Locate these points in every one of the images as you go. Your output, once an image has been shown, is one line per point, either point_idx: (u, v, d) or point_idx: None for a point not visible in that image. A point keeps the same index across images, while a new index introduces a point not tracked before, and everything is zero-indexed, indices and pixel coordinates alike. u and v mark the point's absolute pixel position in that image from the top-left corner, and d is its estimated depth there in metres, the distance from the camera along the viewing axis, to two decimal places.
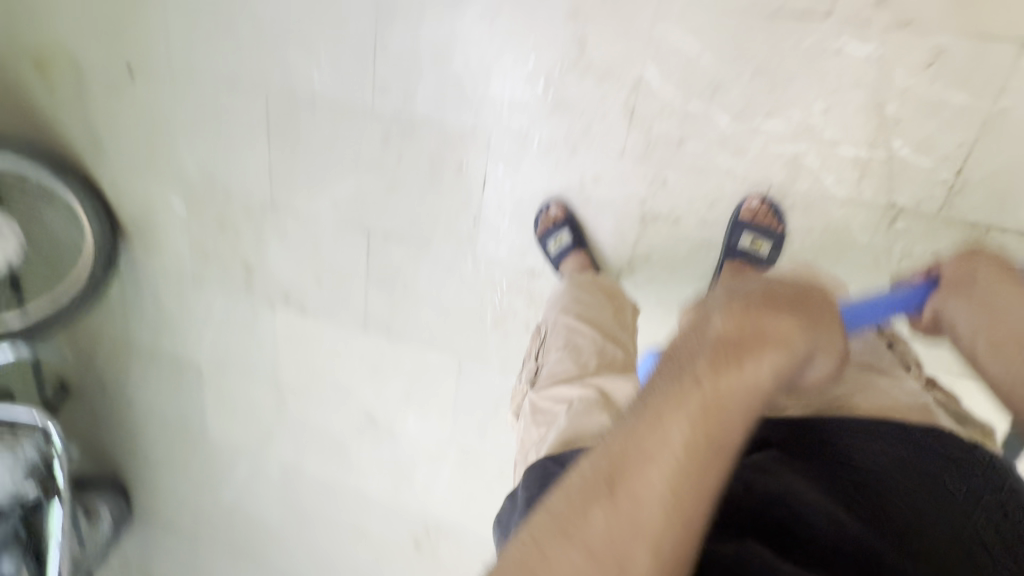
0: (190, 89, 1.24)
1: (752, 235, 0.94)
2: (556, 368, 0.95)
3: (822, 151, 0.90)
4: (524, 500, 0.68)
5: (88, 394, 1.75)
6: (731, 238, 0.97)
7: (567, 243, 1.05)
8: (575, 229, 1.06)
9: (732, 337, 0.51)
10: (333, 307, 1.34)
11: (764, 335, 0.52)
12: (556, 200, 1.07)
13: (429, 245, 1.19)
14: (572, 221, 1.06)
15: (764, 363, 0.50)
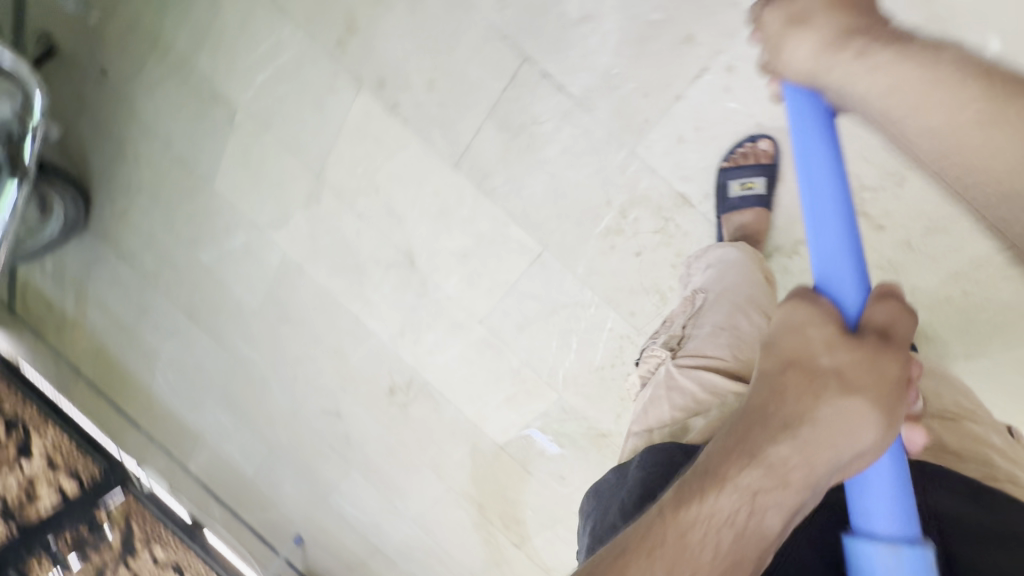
0: None
1: None
2: (705, 342, 0.76)
3: None
4: (632, 481, 0.60)
5: (82, 75, 1.43)
6: None
7: (756, 193, 0.92)
8: (771, 181, 0.92)
9: (723, 472, 0.44)
10: (431, 123, 1.11)
11: (761, 448, 0.43)
12: (769, 137, 0.91)
13: (588, 112, 0.98)
14: (771, 171, 0.92)
15: (757, 476, 0.43)
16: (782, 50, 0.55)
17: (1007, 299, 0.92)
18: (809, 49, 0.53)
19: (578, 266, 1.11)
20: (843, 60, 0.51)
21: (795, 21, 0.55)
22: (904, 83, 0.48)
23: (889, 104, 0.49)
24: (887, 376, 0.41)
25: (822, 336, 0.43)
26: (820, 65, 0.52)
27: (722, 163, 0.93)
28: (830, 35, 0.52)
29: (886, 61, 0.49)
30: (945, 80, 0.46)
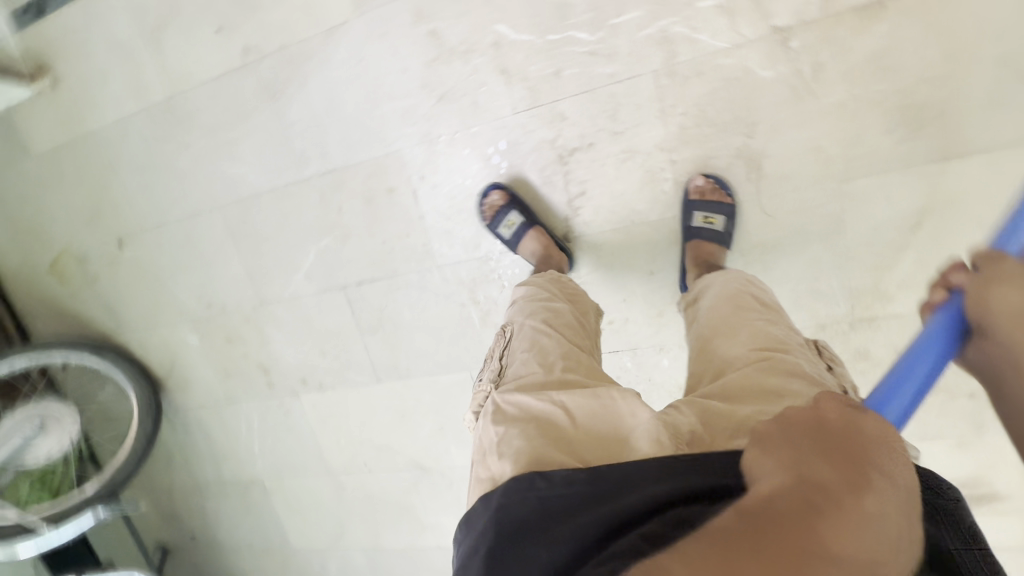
0: (166, 234, 1.39)
1: (704, 212, 0.95)
2: (522, 364, 0.76)
3: (683, 16, 0.91)
4: (497, 504, 0.55)
5: (186, 550, 1.84)
6: (686, 219, 0.98)
7: (520, 224, 1.06)
8: (522, 208, 1.07)
9: (819, 517, 0.37)
10: (344, 371, 1.39)
11: (854, 517, 0.37)
12: (497, 186, 1.09)
13: (397, 274, 1.24)
14: (517, 202, 1.08)
15: (840, 541, 0.36)
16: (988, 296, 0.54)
17: None
18: (1019, 302, 0.51)
19: None
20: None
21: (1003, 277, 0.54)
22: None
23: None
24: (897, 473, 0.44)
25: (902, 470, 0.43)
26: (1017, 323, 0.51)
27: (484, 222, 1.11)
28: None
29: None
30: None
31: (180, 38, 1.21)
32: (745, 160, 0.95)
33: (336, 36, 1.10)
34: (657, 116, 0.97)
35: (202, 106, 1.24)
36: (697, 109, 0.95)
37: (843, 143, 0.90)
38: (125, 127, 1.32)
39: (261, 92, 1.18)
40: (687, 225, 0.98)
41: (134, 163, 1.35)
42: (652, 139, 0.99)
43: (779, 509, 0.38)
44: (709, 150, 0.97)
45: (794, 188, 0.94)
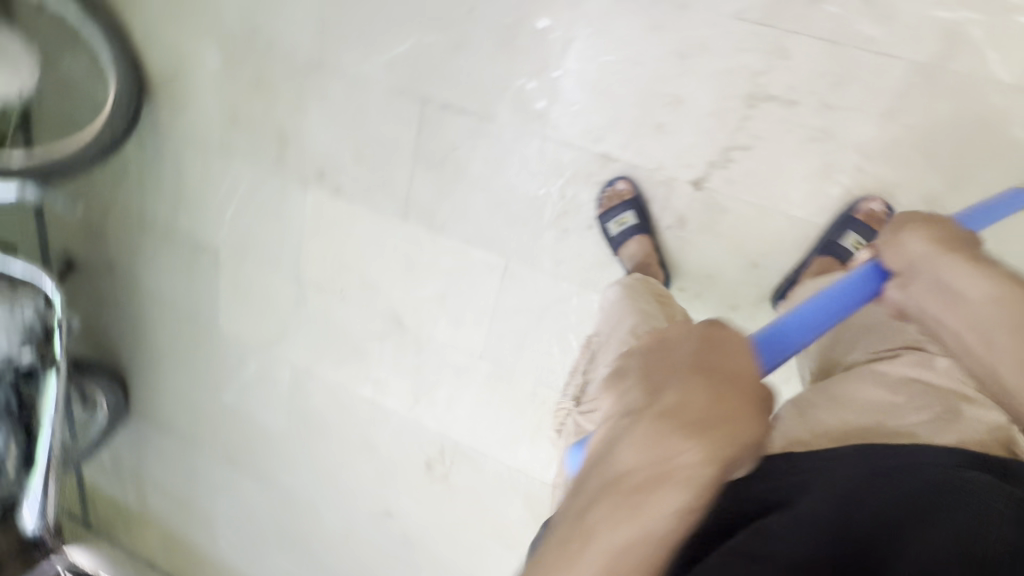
0: None
1: (858, 237, 0.89)
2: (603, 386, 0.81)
3: (990, 20, 0.76)
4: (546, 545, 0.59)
5: (95, 275, 1.64)
6: (834, 234, 0.91)
7: (632, 224, 0.98)
8: (641, 211, 0.98)
9: (672, 433, 0.42)
10: (372, 189, 1.21)
11: (681, 429, 0.42)
12: (623, 178, 1.00)
13: (493, 119, 1.06)
14: (638, 202, 0.99)
15: (678, 449, 0.41)
16: (895, 241, 0.64)
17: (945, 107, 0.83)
18: (920, 243, 0.62)
19: (543, 263, 1.12)
20: (947, 258, 0.61)
21: (908, 224, 0.64)
22: (976, 301, 0.58)
23: (951, 296, 0.60)
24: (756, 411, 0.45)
25: (736, 350, 0.47)
26: (919, 258, 0.62)
27: (597, 211, 1.03)
28: (939, 242, 0.62)
29: (970, 275, 0.59)
30: (1016, 304, 0.57)
31: None
32: (928, 208, 0.86)
33: None
34: (881, 113, 0.83)
35: None
36: (925, 129, 0.82)
37: None
38: None
39: None
40: (832, 238, 0.92)
41: None
42: (857, 133, 0.85)
43: (625, 477, 0.43)
44: (902, 180, 0.86)
45: None
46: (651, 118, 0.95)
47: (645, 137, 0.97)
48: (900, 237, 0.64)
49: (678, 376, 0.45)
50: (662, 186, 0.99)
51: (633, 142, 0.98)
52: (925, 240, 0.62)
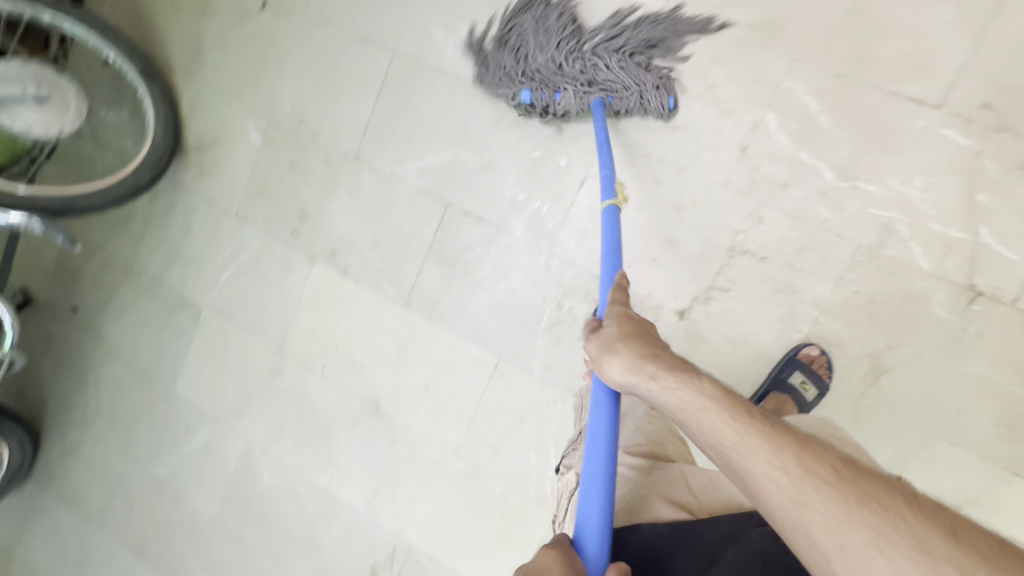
0: (318, 33, 1.27)
1: (803, 377, 1.00)
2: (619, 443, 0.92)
3: (913, 222, 0.98)
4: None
5: (52, 315, 1.55)
6: (781, 371, 1.02)
7: None
8: None
9: None
10: (379, 274, 1.27)
11: None
12: None
13: (507, 231, 1.18)
14: None
15: None
16: (606, 363, 0.72)
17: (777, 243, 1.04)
18: (621, 365, 0.69)
19: (533, 366, 1.19)
20: (642, 380, 0.67)
21: (613, 343, 0.72)
22: (686, 407, 0.61)
23: (687, 413, 0.61)
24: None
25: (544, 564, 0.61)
26: (634, 375, 0.68)
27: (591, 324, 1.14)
28: (634, 352, 0.70)
29: (675, 384, 0.63)
30: (716, 412, 0.59)
31: None
32: (872, 362, 1.01)
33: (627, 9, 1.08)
34: (833, 278, 1.01)
35: None
36: (867, 297, 1.00)
37: (952, 407, 0.98)
38: None
39: None
40: (779, 376, 1.02)
41: None
42: (814, 291, 1.03)
43: None
44: (850, 335, 1.02)
45: (891, 411, 1.00)
46: (646, 252, 1.11)
47: (639, 267, 1.11)
48: (606, 361, 0.72)
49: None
50: (651, 311, 1.11)
51: (630, 269, 1.12)
52: (625, 355, 0.70)
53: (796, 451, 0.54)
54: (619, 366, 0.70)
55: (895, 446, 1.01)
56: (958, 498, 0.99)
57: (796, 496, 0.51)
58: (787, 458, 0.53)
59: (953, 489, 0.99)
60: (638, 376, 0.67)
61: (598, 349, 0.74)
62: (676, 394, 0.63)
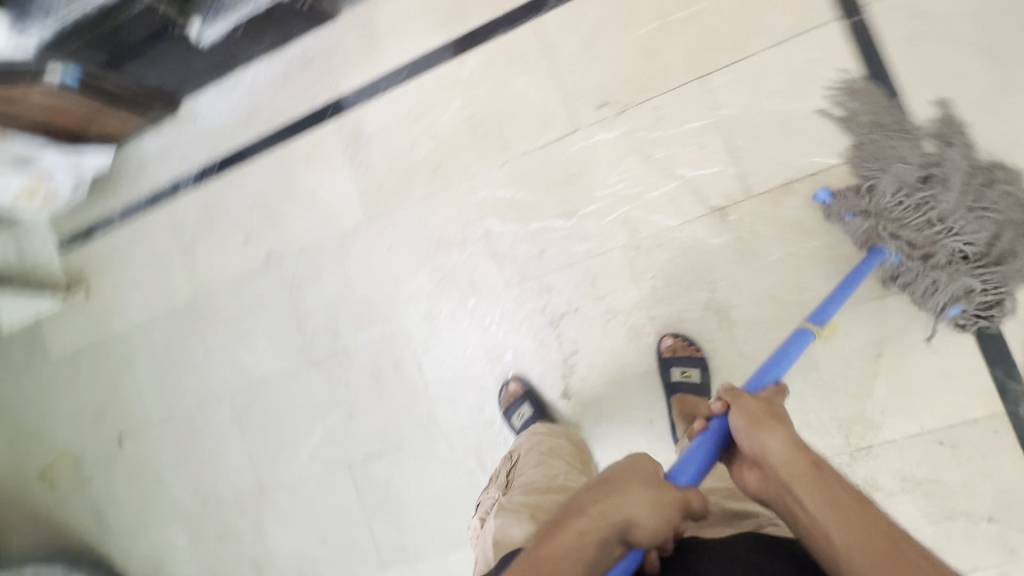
0: (172, 426, 1.42)
1: (680, 368, 1.05)
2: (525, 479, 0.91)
3: (638, 203, 1.12)
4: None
5: None
6: (664, 376, 1.07)
7: (530, 415, 1.13)
8: (535, 401, 1.14)
9: (588, 506, 0.61)
10: (345, 561, 1.30)
11: (602, 500, 0.62)
12: (514, 377, 1.18)
13: (403, 445, 1.26)
14: (531, 394, 1.16)
15: (594, 504, 0.62)
16: (754, 436, 0.66)
17: (589, 285, 1.14)
18: (779, 438, 0.65)
19: None
20: (796, 455, 0.62)
21: (767, 416, 0.68)
22: (841, 505, 0.56)
23: (843, 509, 0.56)
24: (675, 502, 0.62)
25: (646, 474, 0.65)
26: (784, 460, 0.62)
27: (500, 408, 1.18)
28: (790, 438, 0.65)
29: (840, 480, 0.59)
30: (869, 524, 0.54)
31: (210, 248, 1.38)
32: (714, 310, 1.08)
33: (348, 238, 1.28)
34: (631, 281, 1.12)
35: (225, 302, 1.37)
36: (663, 272, 1.11)
37: (793, 290, 1.05)
38: (150, 328, 1.42)
39: (280, 288, 1.33)
40: (667, 381, 1.07)
41: (151, 360, 1.43)
42: (630, 300, 1.12)
43: (569, 514, 0.61)
44: (681, 306, 1.10)
45: (762, 331, 1.06)
46: (503, 374, 1.20)
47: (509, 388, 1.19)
48: (755, 432, 0.67)
49: (615, 473, 0.66)
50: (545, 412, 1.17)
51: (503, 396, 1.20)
52: (784, 432, 0.65)
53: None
54: (766, 435, 0.66)
55: (791, 350, 1.05)
56: (870, 346, 1.02)
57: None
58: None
59: (859, 344, 1.02)
60: (798, 454, 0.63)
61: (751, 409, 0.70)
62: (834, 486, 0.59)
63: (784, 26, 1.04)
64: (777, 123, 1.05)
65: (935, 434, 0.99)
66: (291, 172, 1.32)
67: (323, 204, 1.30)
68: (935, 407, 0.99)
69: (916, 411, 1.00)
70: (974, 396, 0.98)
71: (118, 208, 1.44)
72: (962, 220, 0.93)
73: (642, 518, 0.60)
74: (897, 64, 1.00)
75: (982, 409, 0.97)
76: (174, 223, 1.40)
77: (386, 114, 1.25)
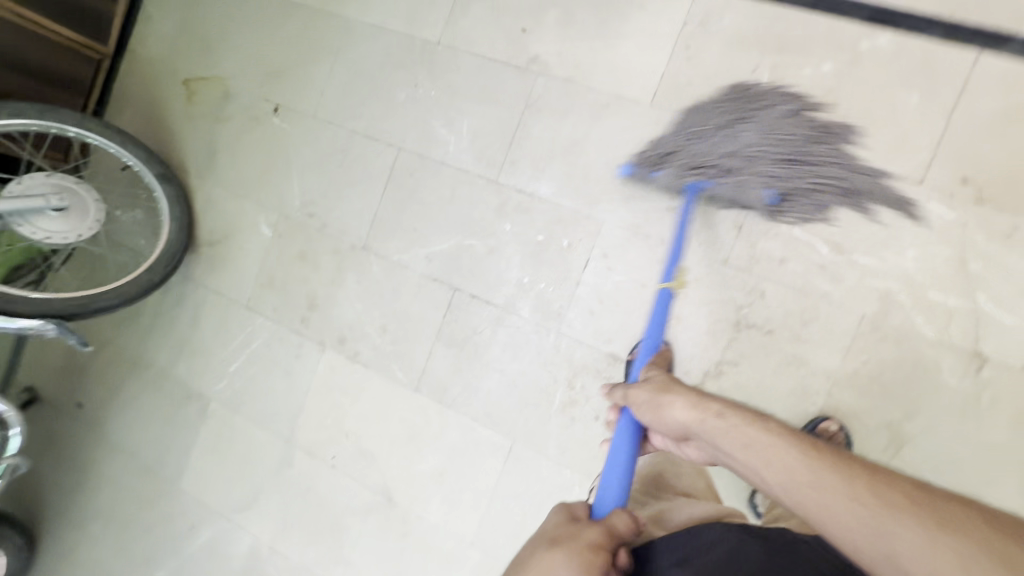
0: (328, 134, 1.36)
1: None
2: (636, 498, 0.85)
3: (912, 292, 1.00)
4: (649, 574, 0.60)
5: (54, 413, 1.53)
6: None
7: None
8: None
9: None
10: (388, 360, 1.28)
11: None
12: (662, 339, 1.11)
13: (515, 312, 1.21)
14: None
15: None
16: (665, 416, 0.75)
17: (800, 322, 1.05)
18: (684, 410, 0.73)
19: (548, 448, 1.17)
20: (705, 419, 0.70)
21: (669, 389, 0.77)
22: (753, 443, 0.62)
23: (753, 447, 0.62)
24: (592, 542, 0.58)
25: (554, 530, 0.62)
26: (697, 421, 0.71)
27: (628, 355, 1.13)
28: (691, 397, 0.74)
29: (738, 419, 0.66)
30: (784, 446, 0.60)
31: (485, 11, 1.25)
32: (891, 433, 1.00)
33: (616, 105, 1.16)
34: (841, 349, 1.03)
35: (460, 69, 1.26)
36: (876, 366, 1.01)
37: (979, 475, 0.96)
38: (376, 37, 1.33)
39: (519, 97, 1.22)
40: None
41: (354, 65, 1.34)
42: (825, 364, 1.03)
43: None
44: (865, 406, 1.01)
45: (918, 486, 0.98)
46: None
47: None
48: (663, 409, 0.76)
49: (526, 548, 0.61)
50: None
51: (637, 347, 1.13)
52: (684, 401, 0.73)
53: (869, 478, 0.53)
54: (672, 409, 0.74)
55: None
56: None
57: (878, 520, 0.50)
58: (866, 490, 0.53)
59: None
60: (702, 412, 0.70)
61: (647, 395, 0.79)
62: (739, 430, 0.65)
63: None
64: None
65: None
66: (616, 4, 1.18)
67: (619, 53, 1.17)
68: None
69: None
70: None
71: None
72: (758, 125, 1.04)
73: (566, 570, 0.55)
74: None
75: None
76: None
77: (751, 22, 1.10)
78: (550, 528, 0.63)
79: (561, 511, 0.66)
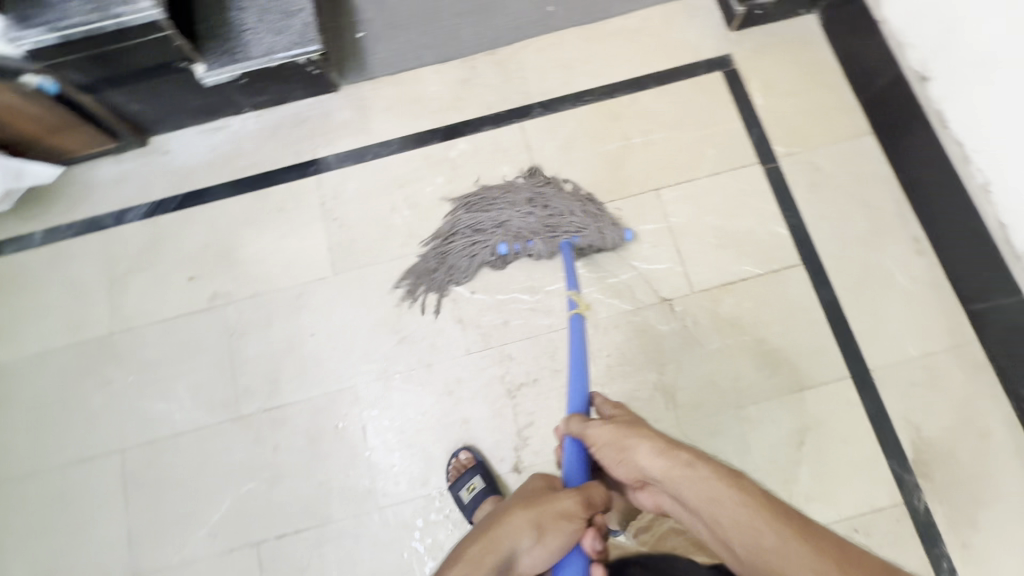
0: (31, 487, 1.16)
1: None
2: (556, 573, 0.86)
3: (598, 287, 1.23)
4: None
5: None
6: None
7: (482, 487, 1.08)
8: (486, 473, 1.10)
9: (495, 519, 0.74)
10: None
11: (507, 513, 0.74)
12: (465, 447, 1.15)
13: (329, 520, 1.12)
14: (483, 466, 1.12)
15: (497, 520, 0.74)
16: (632, 459, 0.73)
17: (550, 357, 1.19)
18: (650, 455, 0.70)
19: None
20: (671, 468, 0.68)
21: (629, 434, 0.75)
22: (719, 506, 0.61)
23: (718, 508, 0.61)
24: (568, 498, 0.78)
25: (539, 490, 0.81)
26: (663, 470, 0.68)
27: (448, 483, 1.12)
28: (658, 444, 0.71)
29: (708, 474, 0.64)
30: (753, 512, 0.58)
31: (145, 282, 1.27)
32: (661, 392, 1.16)
33: (307, 290, 1.25)
34: (588, 357, 1.19)
35: (148, 342, 1.23)
36: (618, 351, 1.19)
37: (729, 376, 1.17)
38: (41, 363, 1.23)
39: (220, 332, 1.23)
40: None
41: (30, 402, 1.21)
42: None
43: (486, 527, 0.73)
44: (633, 385, 1.17)
45: (705, 414, 1.15)
46: (453, 443, 1.15)
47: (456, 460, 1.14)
48: (629, 451, 0.74)
49: (516, 497, 0.79)
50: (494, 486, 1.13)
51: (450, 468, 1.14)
52: (650, 447, 0.71)
53: (839, 550, 0.53)
54: (638, 456, 0.72)
55: (728, 433, 1.14)
56: (795, 433, 1.13)
57: None
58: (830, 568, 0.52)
59: (786, 431, 1.14)
60: (671, 460, 0.68)
61: (608, 435, 0.78)
62: (707, 485, 0.63)
63: (719, 161, 1.30)
64: (714, 236, 1.25)
65: (849, 521, 1.08)
66: (260, 217, 1.31)
67: (286, 251, 1.28)
68: (849, 496, 1.10)
69: (834, 496, 1.10)
70: (877, 486, 1.10)
71: (42, 227, 1.30)
72: (516, 204, 1.21)
73: (546, 515, 0.74)
74: (803, 202, 1.27)
75: (886, 498, 1.09)
76: (108, 251, 1.29)
77: (369, 179, 1.32)
78: (531, 489, 0.82)
79: (541, 480, 0.86)
